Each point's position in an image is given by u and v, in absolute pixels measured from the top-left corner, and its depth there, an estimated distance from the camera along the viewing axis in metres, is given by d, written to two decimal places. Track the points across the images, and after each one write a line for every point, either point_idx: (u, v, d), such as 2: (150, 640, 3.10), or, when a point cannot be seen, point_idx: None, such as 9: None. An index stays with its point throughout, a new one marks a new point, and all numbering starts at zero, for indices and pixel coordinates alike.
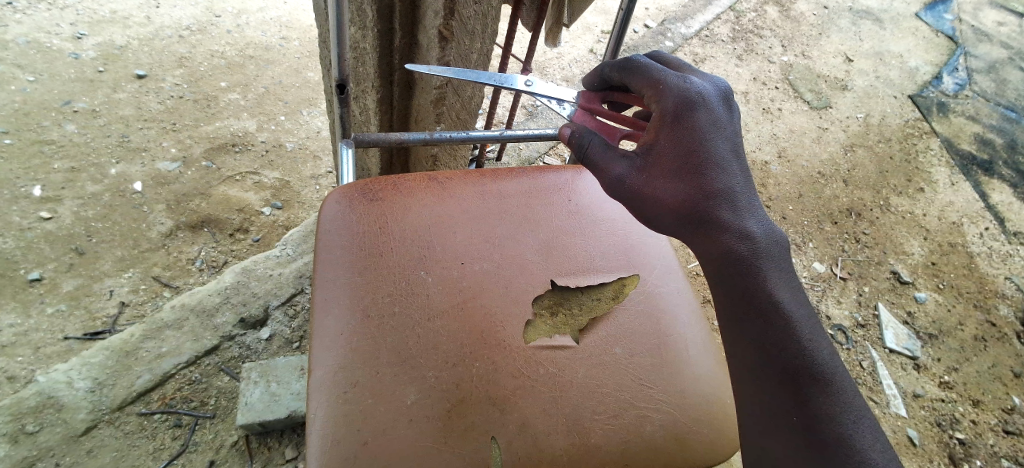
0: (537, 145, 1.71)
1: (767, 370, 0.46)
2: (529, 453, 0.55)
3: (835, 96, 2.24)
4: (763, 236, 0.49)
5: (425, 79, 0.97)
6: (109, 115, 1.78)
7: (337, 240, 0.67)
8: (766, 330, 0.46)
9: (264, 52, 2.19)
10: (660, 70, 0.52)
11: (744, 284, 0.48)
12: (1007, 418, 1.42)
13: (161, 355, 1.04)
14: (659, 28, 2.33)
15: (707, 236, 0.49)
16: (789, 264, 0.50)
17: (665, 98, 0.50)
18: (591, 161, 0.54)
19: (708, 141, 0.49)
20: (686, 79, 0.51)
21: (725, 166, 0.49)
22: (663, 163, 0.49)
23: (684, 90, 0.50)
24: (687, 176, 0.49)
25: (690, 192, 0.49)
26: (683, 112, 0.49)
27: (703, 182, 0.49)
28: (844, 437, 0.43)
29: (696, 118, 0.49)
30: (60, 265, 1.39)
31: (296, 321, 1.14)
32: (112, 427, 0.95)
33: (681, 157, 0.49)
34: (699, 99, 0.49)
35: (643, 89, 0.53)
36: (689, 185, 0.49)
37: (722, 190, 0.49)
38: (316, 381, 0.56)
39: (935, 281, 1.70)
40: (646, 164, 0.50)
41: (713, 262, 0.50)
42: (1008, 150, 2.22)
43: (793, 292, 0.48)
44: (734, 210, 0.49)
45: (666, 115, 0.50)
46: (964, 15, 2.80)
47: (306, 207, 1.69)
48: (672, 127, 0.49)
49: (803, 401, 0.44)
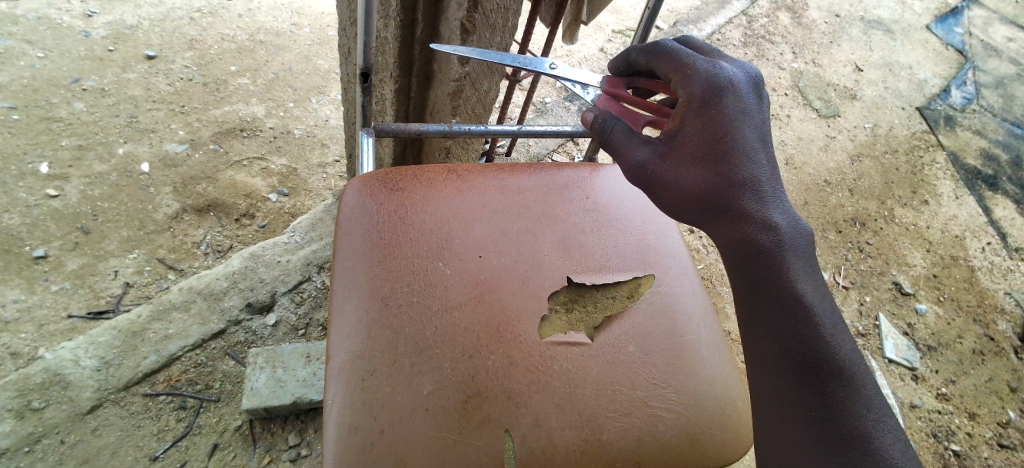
0: (546, 142, 1.71)
1: (784, 369, 0.47)
2: (542, 447, 0.56)
3: (843, 106, 2.24)
4: (787, 228, 0.49)
5: (444, 71, 0.97)
6: (118, 95, 1.77)
7: (357, 228, 0.67)
8: (790, 325, 0.47)
9: (275, 37, 2.18)
10: (688, 54, 0.51)
11: (769, 275, 0.48)
12: (1002, 431, 1.43)
13: (168, 336, 1.04)
14: (671, 30, 2.33)
15: (730, 224, 0.50)
16: (814, 260, 0.50)
17: (691, 84, 0.50)
18: (612, 145, 0.54)
19: (736, 129, 0.49)
20: (715, 65, 0.50)
21: (751, 156, 0.50)
22: (686, 151, 0.50)
23: (711, 77, 0.49)
24: (711, 165, 0.49)
25: (715, 180, 0.50)
26: (710, 100, 0.49)
27: (728, 169, 0.49)
28: (865, 435, 0.43)
29: (723, 106, 0.49)
30: (65, 243, 1.38)
31: (303, 308, 1.14)
32: (118, 407, 0.95)
33: (705, 145, 0.49)
34: (727, 85, 0.49)
35: (669, 73, 0.52)
36: (712, 174, 0.49)
37: (747, 179, 0.50)
38: (334, 368, 0.57)
39: (936, 294, 1.71)
40: (667, 152, 0.51)
41: (735, 253, 0.51)
42: (1012, 166, 2.23)
43: (817, 288, 0.48)
44: (760, 200, 0.50)
45: (692, 102, 0.50)
46: (974, 30, 2.81)
47: (313, 195, 1.69)
48: (699, 114, 0.49)
49: (820, 397, 0.45)
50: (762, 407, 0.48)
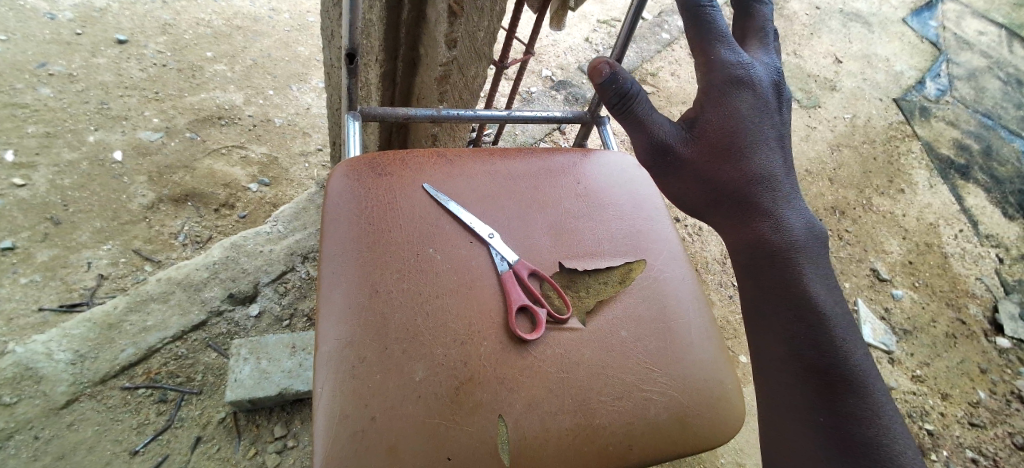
0: (533, 131, 1.70)
1: (797, 373, 0.52)
2: (535, 431, 0.55)
3: (824, 96, 2.27)
4: (804, 228, 0.56)
5: (431, 55, 0.95)
6: (87, 81, 1.71)
7: (345, 213, 0.65)
8: (806, 330, 0.52)
9: (252, 23, 2.12)
10: (721, 38, 0.55)
11: (784, 276, 0.54)
12: (973, 411, 1.48)
13: (146, 328, 1.01)
14: (656, 20, 2.35)
15: (748, 217, 0.57)
16: (828, 264, 0.55)
17: (716, 70, 0.54)
18: (635, 113, 0.55)
19: (752, 125, 0.55)
20: (741, 57, 0.55)
21: (767, 155, 0.56)
22: (706, 135, 0.55)
23: (735, 70, 0.54)
24: (730, 157, 0.55)
25: (732, 173, 0.56)
26: (734, 91, 0.54)
27: (739, 162, 0.56)
28: (874, 440, 0.48)
29: (745, 100, 0.55)
30: (34, 235, 1.33)
31: (287, 298, 1.12)
32: (95, 401, 0.92)
33: (720, 135, 0.55)
34: (748, 81, 0.55)
35: (699, 54, 0.56)
36: (725, 165, 0.56)
37: (762, 178, 0.56)
38: (323, 356, 0.56)
39: (911, 279, 1.76)
40: (688, 137, 0.56)
41: (748, 252, 0.57)
42: (983, 156, 2.30)
43: (831, 292, 0.54)
44: (774, 198, 0.56)
45: (713, 90, 0.55)
46: (947, 23, 2.88)
47: (295, 185, 1.65)
48: (722, 103, 0.55)
49: (831, 404, 0.50)
50: (778, 408, 0.53)
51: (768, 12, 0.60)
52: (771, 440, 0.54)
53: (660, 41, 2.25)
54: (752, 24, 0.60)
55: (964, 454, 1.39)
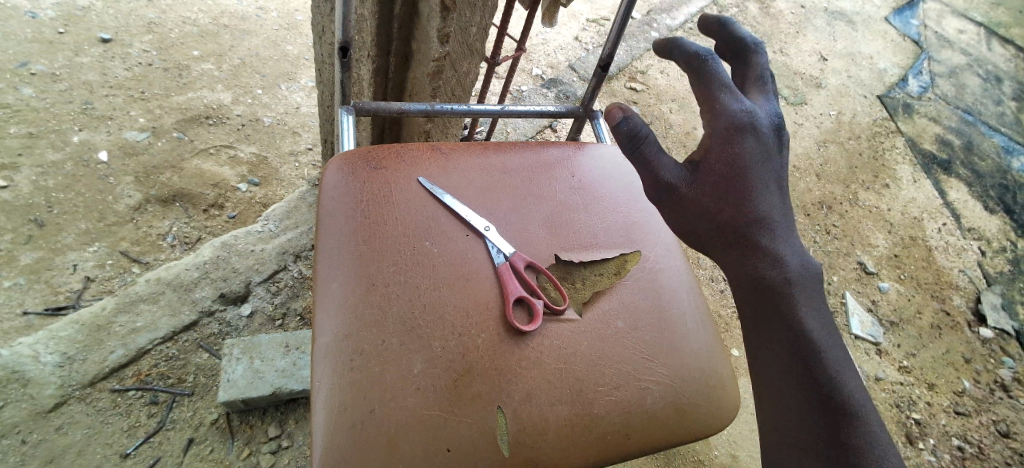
0: (524, 128, 1.71)
1: (796, 374, 0.51)
2: (534, 422, 0.56)
3: (810, 93, 2.31)
4: (798, 268, 0.52)
5: (424, 51, 0.95)
6: (71, 80, 1.68)
7: (341, 206, 0.65)
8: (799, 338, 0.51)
9: (240, 22, 2.10)
10: (726, 84, 0.50)
11: (783, 302, 0.51)
12: (958, 400, 1.51)
13: (136, 329, 0.99)
14: (644, 18, 2.37)
15: (746, 258, 0.52)
16: (820, 292, 0.53)
17: (723, 116, 0.49)
18: (641, 155, 0.51)
19: (758, 171, 0.50)
20: (748, 104, 0.50)
21: (770, 200, 0.51)
22: (711, 179, 0.50)
23: (742, 115, 0.49)
24: (733, 202, 0.50)
25: (735, 217, 0.51)
26: (739, 137, 0.49)
27: (744, 207, 0.50)
28: (863, 443, 0.49)
29: (751, 144, 0.49)
30: (18, 237, 1.30)
31: (279, 297, 1.12)
32: (83, 404, 0.91)
33: (726, 179, 0.50)
34: (756, 128, 0.50)
35: (701, 98, 0.52)
36: (728, 210, 0.50)
37: (763, 220, 0.51)
38: (321, 350, 0.55)
39: (897, 272, 1.79)
40: (693, 179, 0.50)
41: (749, 286, 0.53)
42: (965, 151, 2.34)
43: (821, 318, 0.52)
44: (772, 240, 0.51)
45: (718, 136, 0.49)
46: (928, 21, 2.93)
47: (285, 184, 1.64)
48: (728, 148, 0.49)
49: (825, 408, 0.50)
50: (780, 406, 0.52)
51: (764, 60, 0.56)
52: (765, 444, 0.54)
53: (649, 39, 2.27)
54: (750, 71, 0.56)
55: (949, 442, 1.42)
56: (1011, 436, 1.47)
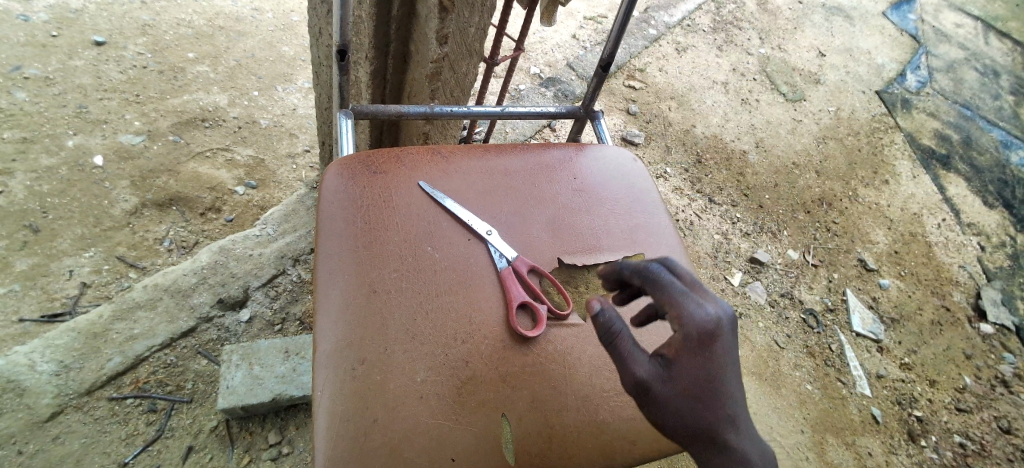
0: (523, 128, 1.70)
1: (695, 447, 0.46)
2: (539, 429, 0.55)
3: (809, 90, 2.30)
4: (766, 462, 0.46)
5: (422, 52, 0.94)
6: (64, 84, 1.66)
7: (341, 211, 0.64)
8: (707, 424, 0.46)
9: (235, 23, 2.08)
10: (682, 293, 0.48)
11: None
12: (959, 396, 1.51)
13: (133, 336, 0.98)
14: (642, 16, 2.36)
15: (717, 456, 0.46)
16: None
17: (691, 322, 0.46)
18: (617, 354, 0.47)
19: (727, 374, 0.46)
20: (711, 309, 0.47)
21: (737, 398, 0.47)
22: (685, 381, 0.46)
23: (706, 325, 0.46)
24: (708, 404, 0.45)
25: (708, 417, 0.46)
26: (709, 343, 0.46)
27: (717, 408, 0.46)
28: None
29: (719, 349, 0.46)
30: (12, 243, 1.29)
31: (278, 302, 1.11)
32: (81, 413, 0.90)
33: (700, 381, 0.45)
34: (722, 338, 0.46)
35: (664, 303, 0.49)
36: (701, 413, 0.45)
37: (732, 417, 0.46)
38: (322, 358, 0.54)
39: (897, 269, 1.78)
40: (667, 379, 0.46)
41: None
42: (963, 145, 2.34)
43: None
44: (739, 435, 0.46)
45: (690, 342, 0.46)
46: (926, 16, 2.93)
47: (282, 187, 1.62)
48: (698, 355, 0.46)
49: None
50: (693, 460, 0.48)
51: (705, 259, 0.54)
52: None
53: (647, 37, 2.26)
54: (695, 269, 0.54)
55: (951, 439, 1.42)
56: (1013, 432, 1.47)
